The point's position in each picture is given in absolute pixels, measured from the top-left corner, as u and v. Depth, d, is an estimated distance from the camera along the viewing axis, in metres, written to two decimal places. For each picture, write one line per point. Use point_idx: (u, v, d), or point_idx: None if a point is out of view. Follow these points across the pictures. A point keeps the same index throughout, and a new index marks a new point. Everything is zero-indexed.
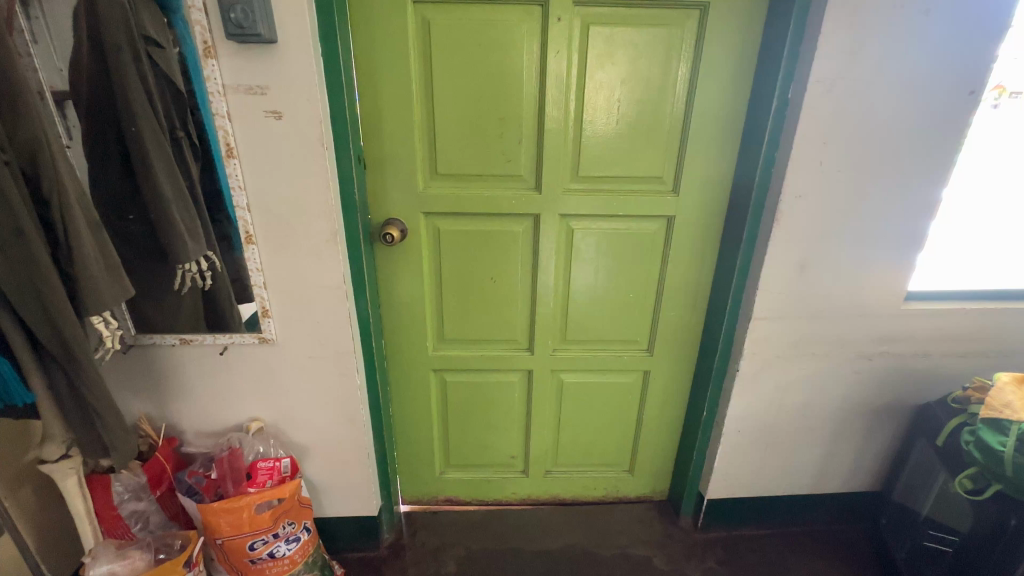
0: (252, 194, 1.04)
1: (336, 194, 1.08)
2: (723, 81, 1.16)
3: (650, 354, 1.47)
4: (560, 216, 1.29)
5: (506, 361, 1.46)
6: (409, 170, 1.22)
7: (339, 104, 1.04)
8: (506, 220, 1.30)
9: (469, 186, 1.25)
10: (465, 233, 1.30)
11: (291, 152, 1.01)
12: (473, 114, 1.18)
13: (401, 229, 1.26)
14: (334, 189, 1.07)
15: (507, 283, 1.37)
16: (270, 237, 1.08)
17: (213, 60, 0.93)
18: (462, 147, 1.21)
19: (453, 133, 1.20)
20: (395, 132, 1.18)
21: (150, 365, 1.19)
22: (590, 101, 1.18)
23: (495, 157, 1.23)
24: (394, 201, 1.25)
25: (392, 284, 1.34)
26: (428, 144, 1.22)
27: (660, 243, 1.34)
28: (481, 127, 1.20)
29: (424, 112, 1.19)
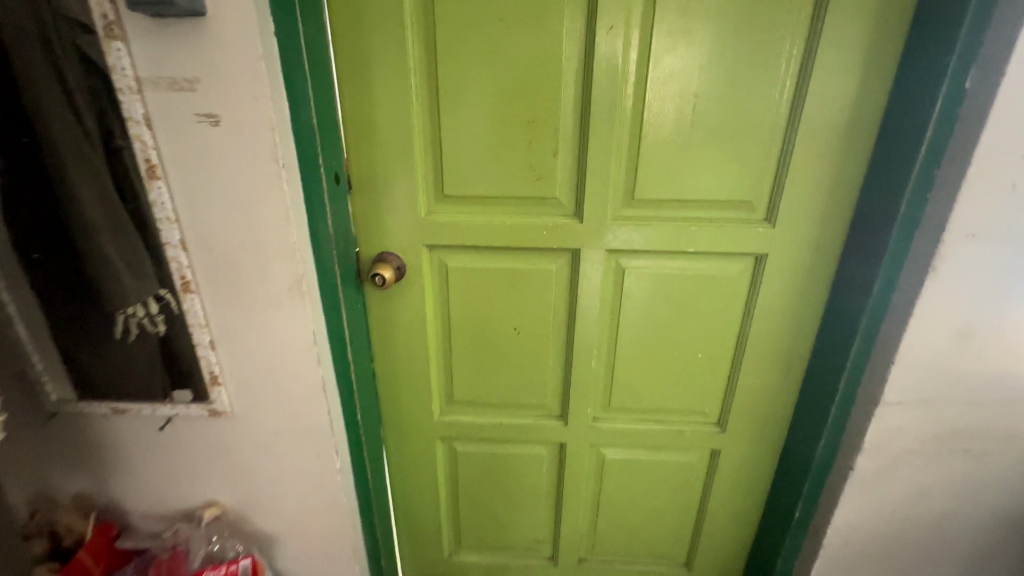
0: (187, 226, 0.77)
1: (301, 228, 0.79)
2: (850, 67, 0.81)
3: (722, 430, 1.12)
4: (607, 252, 0.97)
5: (533, 431, 1.15)
6: (407, 193, 0.92)
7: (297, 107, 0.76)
8: (532, 257, 0.98)
9: (486, 214, 0.95)
10: (480, 273, 1.00)
11: (234, 171, 0.73)
12: (490, 118, 0.88)
13: (397, 266, 0.96)
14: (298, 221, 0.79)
15: (535, 336, 1.06)
16: (214, 284, 0.80)
17: (118, 43, 0.66)
18: (477, 164, 0.91)
19: (464, 143, 0.89)
20: (387, 141, 0.89)
21: (80, 438, 0.94)
22: (653, 97, 0.85)
23: (520, 177, 0.91)
24: (389, 231, 0.96)
25: (387, 333, 1.05)
26: (432, 158, 0.91)
27: (741, 289, 0.99)
28: (501, 136, 0.89)
29: (427, 115, 0.89)
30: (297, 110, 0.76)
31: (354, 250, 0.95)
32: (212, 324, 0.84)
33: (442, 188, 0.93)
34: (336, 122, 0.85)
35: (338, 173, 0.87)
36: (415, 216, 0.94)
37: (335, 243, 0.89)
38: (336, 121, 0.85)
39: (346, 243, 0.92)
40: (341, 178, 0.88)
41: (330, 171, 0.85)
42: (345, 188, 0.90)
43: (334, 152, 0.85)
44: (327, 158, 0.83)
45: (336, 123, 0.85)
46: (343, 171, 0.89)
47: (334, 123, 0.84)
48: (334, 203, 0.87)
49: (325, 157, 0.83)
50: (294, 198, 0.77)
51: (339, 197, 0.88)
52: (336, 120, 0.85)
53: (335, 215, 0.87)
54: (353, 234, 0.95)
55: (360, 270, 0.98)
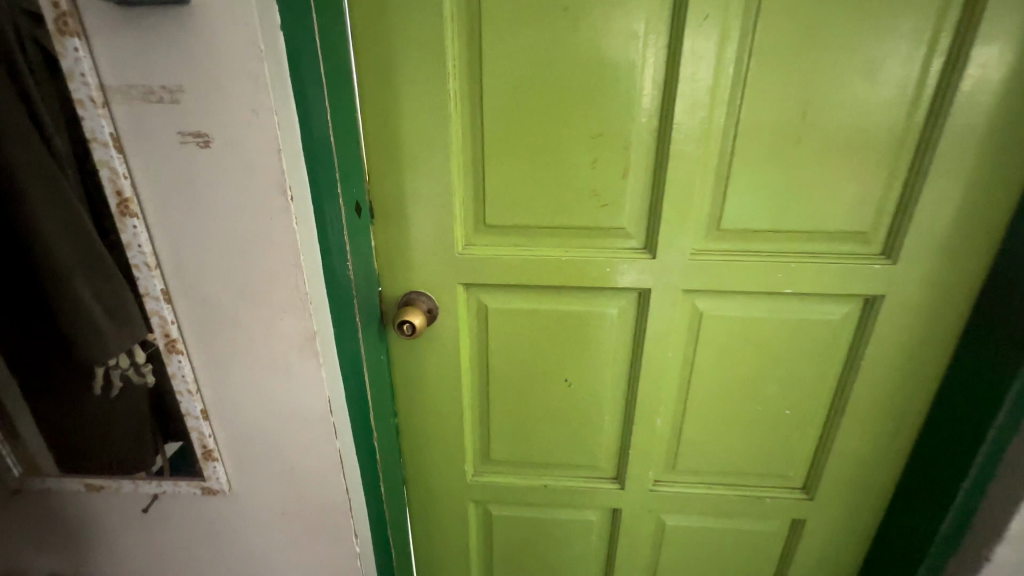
0: (172, 273, 0.60)
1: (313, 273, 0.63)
2: (1016, 65, 0.63)
3: (809, 497, 0.94)
4: (683, 292, 0.79)
5: (583, 495, 0.98)
6: (442, 223, 0.76)
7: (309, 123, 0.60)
8: (590, 298, 0.82)
9: (535, 248, 0.78)
10: (526, 316, 0.83)
11: (229, 205, 0.57)
12: (545, 133, 0.71)
13: (429, 310, 0.80)
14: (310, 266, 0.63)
15: (590, 387, 0.89)
16: (207, 342, 0.64)
17: (76, 40, 0.50)
18: (527, 189, 0.74)
19: (512, 164, 0.73)
20: (419, 162, 0.72)
21: (52, 516, 0.79)
22: (752, 107, 0.68)
23: (579, 205, 0.75)
24: (418, 267, 0.79)
25: (415, 385, 0.89)
26: (472, 181, 0.75)
27: (845, 336, 0.81)
28: (558, 155, 0.72)
29: (468, 128, 0.72)
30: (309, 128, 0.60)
31: (376, 291, 0.79)
32: (204, 390, 0.67)
33: (483, 217, 0.77)
34: (357, 140, 0.69)
35: (359, 202, 0.71)
36: (450, 250, 0.78)
37: (353, 287, 0.73)
38: (357, 138, 0.69)
39: (366, 284, 0.76)
40: (362, 207, 0.72)
41: (349, 200, 0.69)
42: (367, 218, 0.74)
43: (353, 177, 0.69)
44: (345, 184, 0.67)
45: (357, 140, 0.69)
46: (365, 198, 0.73)
47: (354, 141, 0.68)
48: (353, 239, 0.71)
49: (343, 183, 0.67)
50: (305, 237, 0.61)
51: (359, 230, 0.72)
52: (357, 137, 0.69)
53: (353, 252, 0.71)
54: (375, 272, 0.79)
55: (383, 314, 0.82)
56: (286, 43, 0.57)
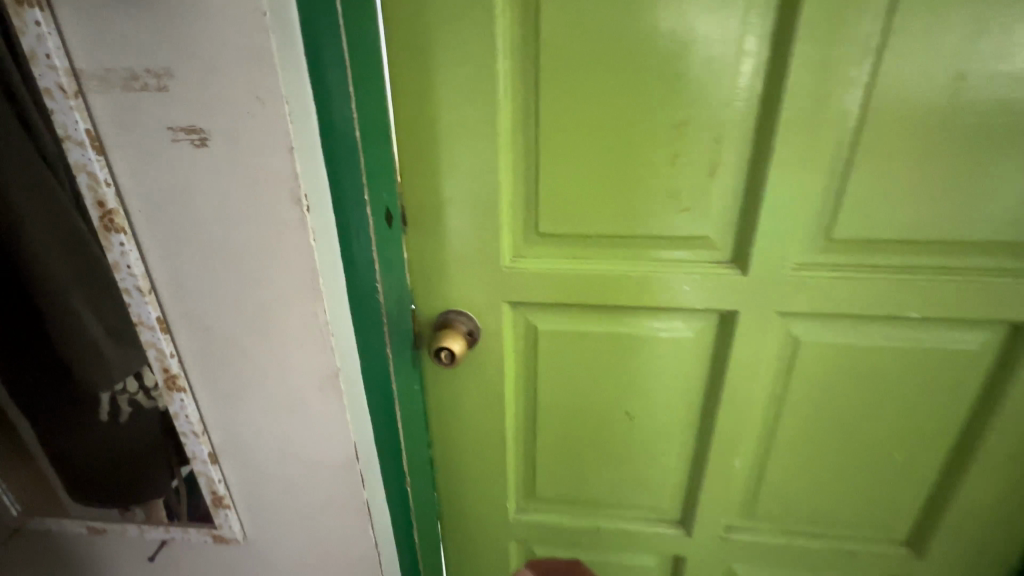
0: (169, 299, 0.50)
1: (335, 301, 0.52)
2: None
3: (915, 553, 0.79)
4: (778, 315, 0.65)
5: (642, 539, 0.85)
6: (487, 233, 0.64)
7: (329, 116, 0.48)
8: (661, 321, 0.68)
9: (597, 262, 0.65)
10: (583, 341, 0.71)
11: (233, 219, 0.46)
12: (615, 124, 0.58)
13: (469, 332, 0.69)
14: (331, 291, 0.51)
15: (655, 421, 0.76)
16: (213, 377, 0.54)
17: (37, 12, 0.39)
18: (591, 191, 0.61)
19: (573, 161, 0.60)
20: (462, 159, 0.60)
21: (54, 559, 0.72)
22: (887, 85, 0.53)
23: (655, 210, 0.61)
24: (458, 283, 0.68)
25: (452, 415, 0.78)
26: (523, 184, 0.63)
27: (980, 369, 0.66)
28: (629, 151, 0.59)
29: (521, 118, 0.59)
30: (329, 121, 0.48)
31: (410, 311, 0.68)
32: (211, 432, 0.58)
33: (536, 225, 0.64)
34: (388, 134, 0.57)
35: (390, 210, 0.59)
36: (496, 264, 0.66)
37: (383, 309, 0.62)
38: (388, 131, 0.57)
39: (398, 305, 0.65)
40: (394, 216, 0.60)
41: (378, 209, 0.57)
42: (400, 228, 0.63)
43: (383, 180, 0.57)
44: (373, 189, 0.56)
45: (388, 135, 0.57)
46: (398, 204, 0.61)
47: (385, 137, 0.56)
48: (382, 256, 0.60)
49: (372, 189, 0.56)
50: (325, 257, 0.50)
51: (389, 243, 0.60)
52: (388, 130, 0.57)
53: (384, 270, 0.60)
54: (408, 289, 0.67)
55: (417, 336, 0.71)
56: (301, 14, 0.45)
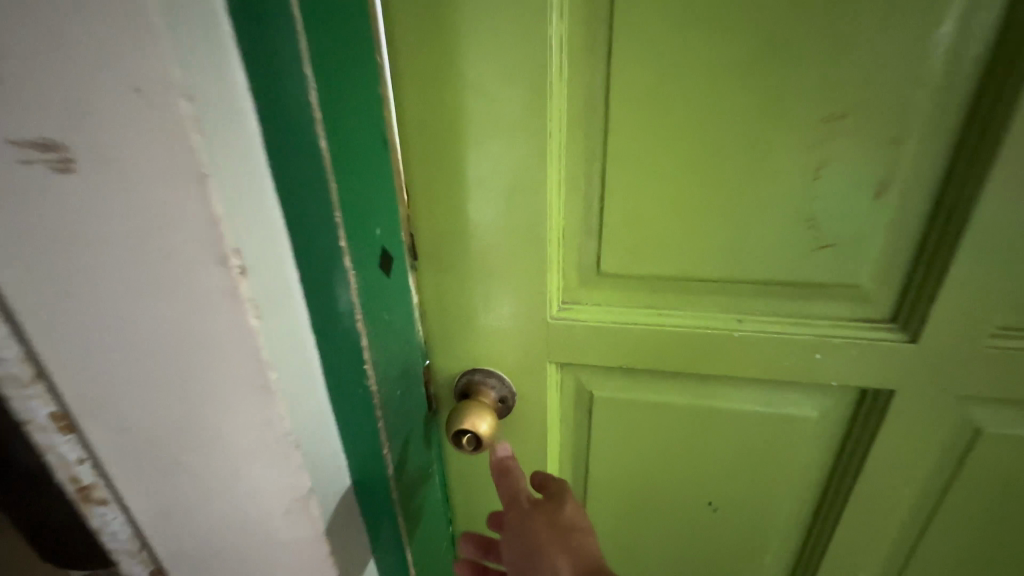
0: (64, 388, 0.34)
1: (302, 397, 0.34)
2: None
3: None
4: (950, 400, 0.45)
5: None
6: (527, 274, 0.46)
7: (285, 117, 0.29)
8: (767, 394, 0.49)
9: (682, 314, 0.46)
10: (655, 414, 0.52)
11: (131, 285, 0.29)
12: (728, 120, 0.38)
13: (501, 401, 0.52)
14: (296, 385, 0.34)
15: (748, 519, 0.57)
16: (143, 486, 0.38)
17: None
18: (682, 218, 0.42)
19: (659, 174, 0.41)
20: (493, 173, 0.42)
21: None
22: None
23: (778, 247, 0.42)
24: (486, 337, 0.50)
25: (478, 497, 0.61)
26: (581, 206, 0.44)
27: None
28: (747, 161, 0.39)
29: (581, 116, 0.40)
30: (288, 126, 0.29)
31: (418, 383, 0.48)
32: (151, 549, 0.42)
33: (596, 263, 0.46)
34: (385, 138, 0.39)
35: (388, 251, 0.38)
36: (538, 315, 0.48)
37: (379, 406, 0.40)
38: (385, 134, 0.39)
39: (404, 382, 0.45)
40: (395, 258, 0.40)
41: (371, 254, 0.36)
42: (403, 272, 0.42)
43: (377, 206, 0.37)
44: (361, 224, 0.35)
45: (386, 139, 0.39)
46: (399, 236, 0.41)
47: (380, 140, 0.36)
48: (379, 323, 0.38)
49: (359, 225, 0.34)
50: (282, 338, 0.32)
51: (390, 300, 0.40)
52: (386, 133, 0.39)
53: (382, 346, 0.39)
54: (416, 354, 0.47)
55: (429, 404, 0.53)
56: None
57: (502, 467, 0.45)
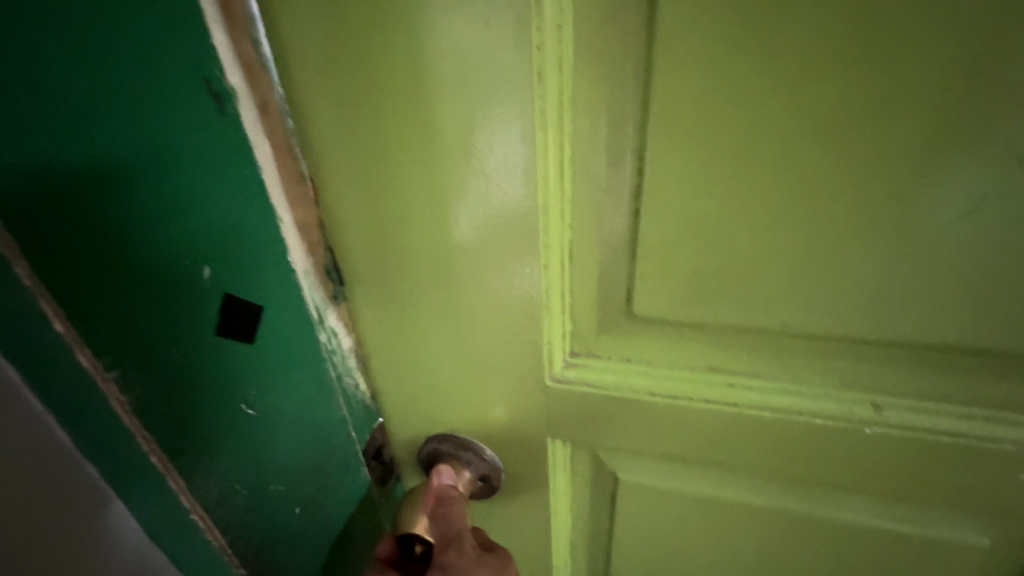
0: None
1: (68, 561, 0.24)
2: None
3: None
4: None
5: None
6: (510, 320, 0.28)
7: None
8: (899, 507, 0.30)
9: (772, 389, 0.28)
10: (711, 513, 0.34)
11: None
12: (912, 40, 0.19)
13: (479, 481, 0.35)
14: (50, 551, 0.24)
15: None
16: None
17: None
18: (788, 232, 0.23)
19: (753, 147, 0.22)
20: (442, 154, 0.23)
21: None
22: None
23: (969, 286, 0.23)
24: (453, 407, 0.32)
25: None
26: (601, 205, 0.25)
27: None
28: (938, 126, 0.20)
29: (608, 55, 0.21)
30: None
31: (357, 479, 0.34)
32: None
33: (627, 300, 0.28)
34: (226, 100, 0.22)
35: (233, 300, 0.24)
36: (529, 376, 0.30)
37: (225, 542, 0.27)
38: (219, 97, 0.22)
39: (312, 492, 0.31)
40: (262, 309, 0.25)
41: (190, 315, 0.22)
42: (297, 325, 0.27)
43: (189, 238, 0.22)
44: (119, 281, 0.20)
45: (225, 104, 0.22)
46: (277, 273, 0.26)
47: (179, 123, 0.21)
48: (214, 421, 0.24)
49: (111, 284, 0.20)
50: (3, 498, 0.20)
51: (247, 376, 0.25)
52: (229, 91, 0.22)
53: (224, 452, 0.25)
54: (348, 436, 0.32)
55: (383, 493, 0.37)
56: None
57: (452, 499, 0.32)
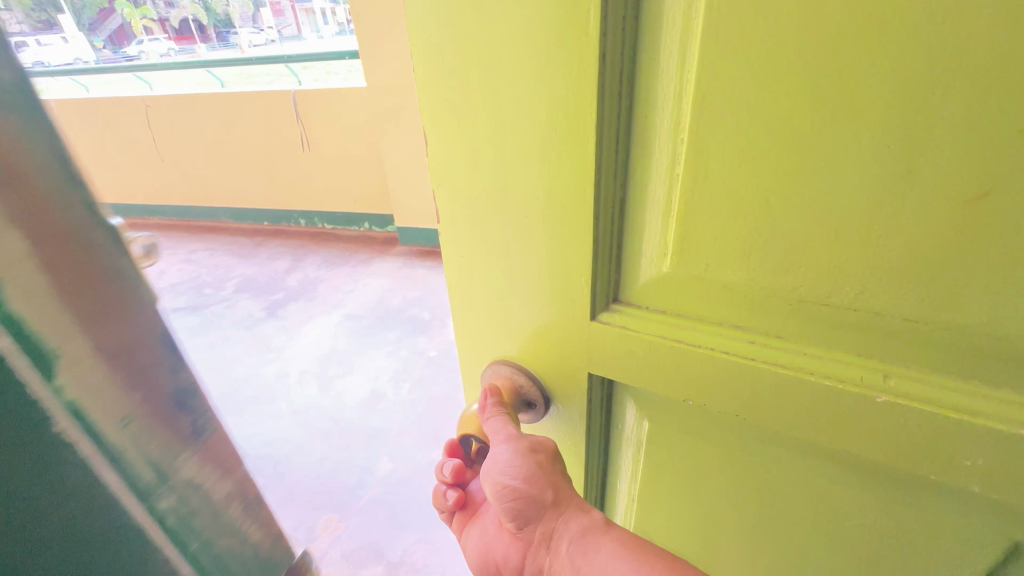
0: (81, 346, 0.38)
1: None
2: None
3: None
4: None
5: None
6: (549, 259, 0.28)
7: None
8: (971, 540, 0.26)
9: (791, 354, 0.26)
10: (726, 483, 0.33)
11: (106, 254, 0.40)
12: None
13: (527, 407, 0.35)
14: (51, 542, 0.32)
15: None
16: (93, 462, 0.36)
17: None
18: (811, 194, 0.22)
19: (779, 83, 0.20)
20: (501, 70, 0.24)
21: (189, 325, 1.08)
22: None
23: (1009, 269, 0.19)
24: (493, 340, 0.34)
25: None
26: (645, 143, 0.25)
27: None
28: (996, 57, 0.17)
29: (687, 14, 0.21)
30: None
31: None
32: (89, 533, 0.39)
33: (662, 255, 0.27)
34: None
35: None
36: (562, 325, 0.30)
37: None
38: None
39: None
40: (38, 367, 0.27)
41: None
42: None
43: None
44: None
45: None
46: None
47: None
48: None
49: None
50: None
51: None
52: None
53: None
54: None
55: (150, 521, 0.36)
56: None
57: (497, 393, 0.33)
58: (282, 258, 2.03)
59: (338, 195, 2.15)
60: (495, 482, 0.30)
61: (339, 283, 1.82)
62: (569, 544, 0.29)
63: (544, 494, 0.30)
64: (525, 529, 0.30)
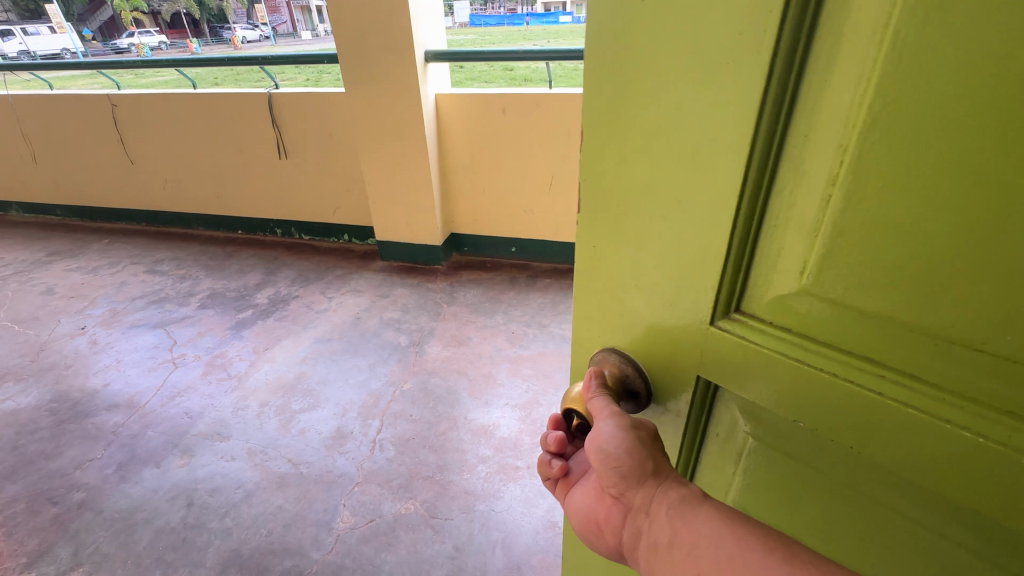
0: None
1: None
2: None
3: None
4: None
5: None
6: (683, 258, 0.29)
7: None
8: None
9: (929, 400, 0.22)
10: (830, 516, 0.31)
11: None
12: None
13: (629, 399, 0.34)
14: None
15: None
16: None
17: None
18: (967, 217, 0.19)
19: (941, 94, 0.18)
20: (668, 78, 0.25)
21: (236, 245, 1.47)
22: None
23: None
24: (609, 327, 0.35)
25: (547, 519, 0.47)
26: (799, 167, 0.24)
27: None
28: None
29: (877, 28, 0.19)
30: None
31: None
32: None
33: (797, 278, 0.25)
34: None
35: None
36: (682, 325, 0.31)
37: None
38: None
39: None
40: None
41: None
42: None
43: None
44: None
45: None
46: None
47: None
48: None
49: None
50: None
51: None
52: None
53: None
54: None
55: None
56: None
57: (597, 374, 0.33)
58: (253, 271, 1.93)
59: (316, 207, 2.08)
60: (596, 443, 0.29)
61: (312, 302, 1.72)
62: (669, 509, 0.27)
63: (646, 465, 0.28)
64: (626, 493, 0.28)
